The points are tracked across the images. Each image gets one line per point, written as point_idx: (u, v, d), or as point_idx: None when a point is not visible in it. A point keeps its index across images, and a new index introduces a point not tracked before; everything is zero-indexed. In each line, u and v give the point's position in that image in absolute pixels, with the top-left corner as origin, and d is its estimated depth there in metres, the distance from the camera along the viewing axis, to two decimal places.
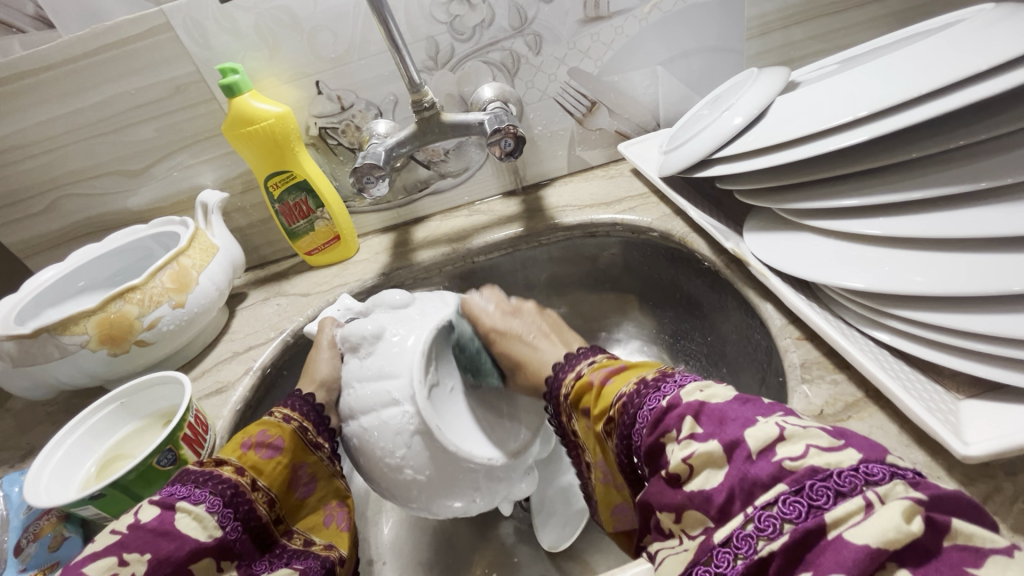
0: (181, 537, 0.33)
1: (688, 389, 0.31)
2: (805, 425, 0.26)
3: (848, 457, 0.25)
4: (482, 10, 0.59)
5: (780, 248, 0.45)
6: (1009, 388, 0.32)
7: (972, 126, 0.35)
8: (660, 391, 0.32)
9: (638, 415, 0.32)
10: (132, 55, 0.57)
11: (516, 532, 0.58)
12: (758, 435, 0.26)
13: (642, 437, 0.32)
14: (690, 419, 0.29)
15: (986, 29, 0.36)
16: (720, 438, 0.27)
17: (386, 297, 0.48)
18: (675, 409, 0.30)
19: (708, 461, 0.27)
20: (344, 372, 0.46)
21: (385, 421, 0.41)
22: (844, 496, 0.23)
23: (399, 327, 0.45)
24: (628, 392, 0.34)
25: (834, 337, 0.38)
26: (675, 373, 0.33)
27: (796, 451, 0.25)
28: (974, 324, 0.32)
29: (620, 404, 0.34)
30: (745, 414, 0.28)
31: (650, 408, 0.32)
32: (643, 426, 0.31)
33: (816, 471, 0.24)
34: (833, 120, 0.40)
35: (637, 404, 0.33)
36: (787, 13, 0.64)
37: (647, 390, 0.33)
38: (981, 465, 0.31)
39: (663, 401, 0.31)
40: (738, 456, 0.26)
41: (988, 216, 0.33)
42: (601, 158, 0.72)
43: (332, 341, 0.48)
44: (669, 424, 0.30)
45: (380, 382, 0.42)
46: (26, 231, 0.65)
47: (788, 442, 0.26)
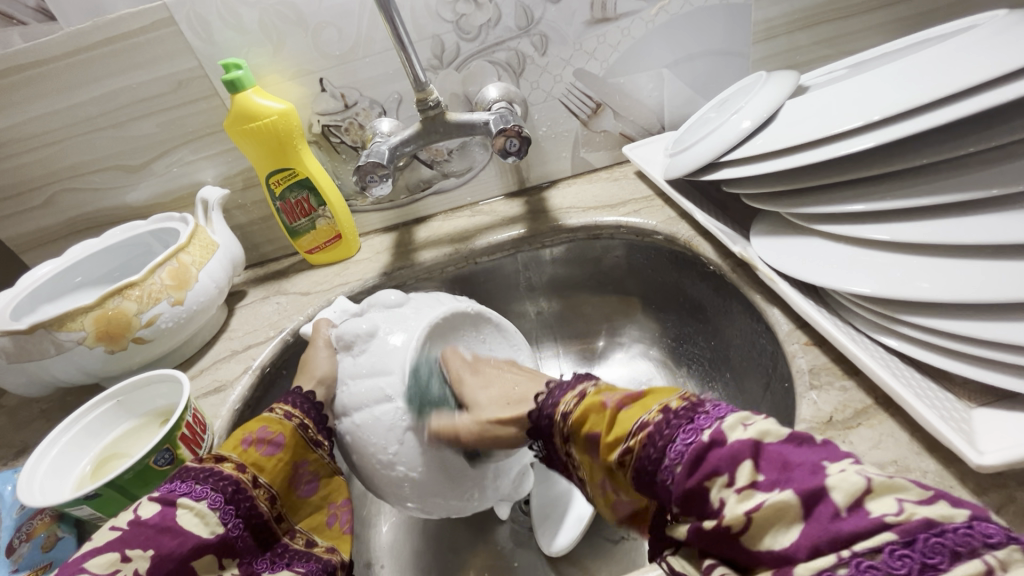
0: (183, 533, 0.33)
1: (731, 422, 0.29)
2: (891, 475, 0.25)
3: (951, 511, 0.23)
4: (488, 10, 0.59)
5: (787, 252, 0.45)
6: (1021, 397, 0.32)
7: (985, 132, 0.35)
8: (696, 424, 0.30)
9: (671, 449, 0.31)
10: (134, 49, 0.56)
11: (515, 536, 0.57)
12: (842, 485, 0.25)
13: (676, 474, 0.30)
14: (748, 465, 0.27)
15: (1000, 35, 0.36)
16: (793, 487, 0.25)
17: (381, 297, 0.47)
18: (724, 449, 0.28)
19: (780, 514, 0.25)
20: (338, 366, 0.44)
21: (378, 417, 0.40)
22: (961, 558, 0.22)
23: (394, 324, 0.44)
24: (654, 422, 0.32)
25: (843, 342, 0.38)
26: (706, 404, 0.32)
27: (891, 505, 0.24)
28: (986, 332, 0.31)
29: (644, 434, 0.32)
30: (811, 459, 0.26)
31: (686, 444, 0.30)
32: (681, 463, 0.30)
33: (928, 526, 0.23)
34: (844, 125, 0.39)
35: (668, 436, 0.31)
36: (794, 17, 0.64)
37: (680, 420, 0.31)
38: (994, 475, 0.31)
39: (702, 436, 0.30)
40: (819, 511, 0.24)
41: (1003, 223, 0.32)
42: (605, 160, 0.71)
43: (329, 341, 0.46)
44: (718, 465, 0.28)
45: (373, 378, 0.42)
46: (23, 226, 0.65)
47: (879, 496, 0.24)
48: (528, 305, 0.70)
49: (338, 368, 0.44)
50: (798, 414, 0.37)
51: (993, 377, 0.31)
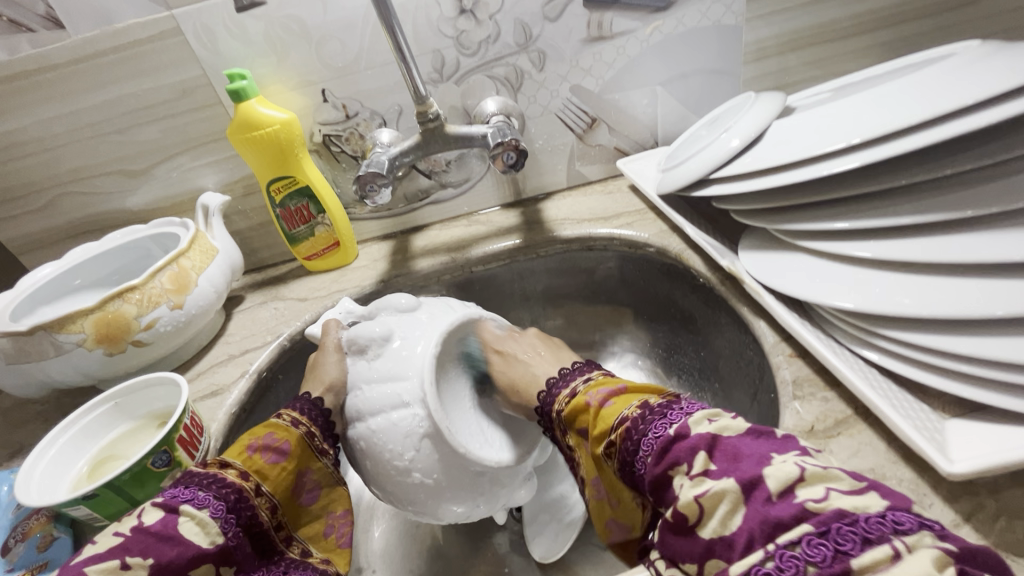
0: (183, 543, 0.34)
1: (697, 417, 0.31)
2: (825, 467, 0.26)
3: (873, 502, 0.25)
4: (488, 26, 0.60)
5: (774, 267, 0.46)
6: (992, 409, 0.33)
7: (960, 156, 0.36)
8: (668, 418, 0.32)
9: (643, 442, 0.32)
10: (140, 58, 0.58)
11: (509, 543, 0.57)
12: (777, 474, 0.26)
13: (647, 465, 0.31)
14: (702, 455, 0.29)
15: (974, 64, 0.38)
16: (737, 475, 0.27)
17: (391, 301, 0.47)
18: (684, 441, 0.30)
19: (722, 500, 0.27)
20: (348, 371, 0.45)
21: (395, 423, 0.41)
22: (871, 543, 0.23)
23: (408, 330, 0.44)
24: (632, 416, 0.34)
25: (826, 355, 0.39)
26: (681, 400, 0.33)
27: (818, 493, 0.25)
28: (961, 346, 0.33)
29: (623, 428, 0.34)
30: (759, 451, 0.28)
31: (656, 436, 0.31)
32: (650, 453, 0.31)
33: (842, 514, 0.24)
34: (828, 146, 0.41)
35: (642, 429, 0.32)
36: (783, 39, 0.66)
37: (653, 416, 0.33)
38: (965, 483, 0.32)
39: (669, 429, 0.31)
40: (756, 496, 0.26)
41: (975, 243, 0.34)
42: (600, 173, 0.73)
43: (338, 343, 0.47)
44: (678, 456, 0.30)
45: (389, 384, 0.42)
46: (23, 228, 0.65)
47: (808, 484, 0.26)
48: (523, 314, 0.71)
49: (347, 374, 0.45)
50: (782, 423, 0.38)
51: (967, 390, 0.33)
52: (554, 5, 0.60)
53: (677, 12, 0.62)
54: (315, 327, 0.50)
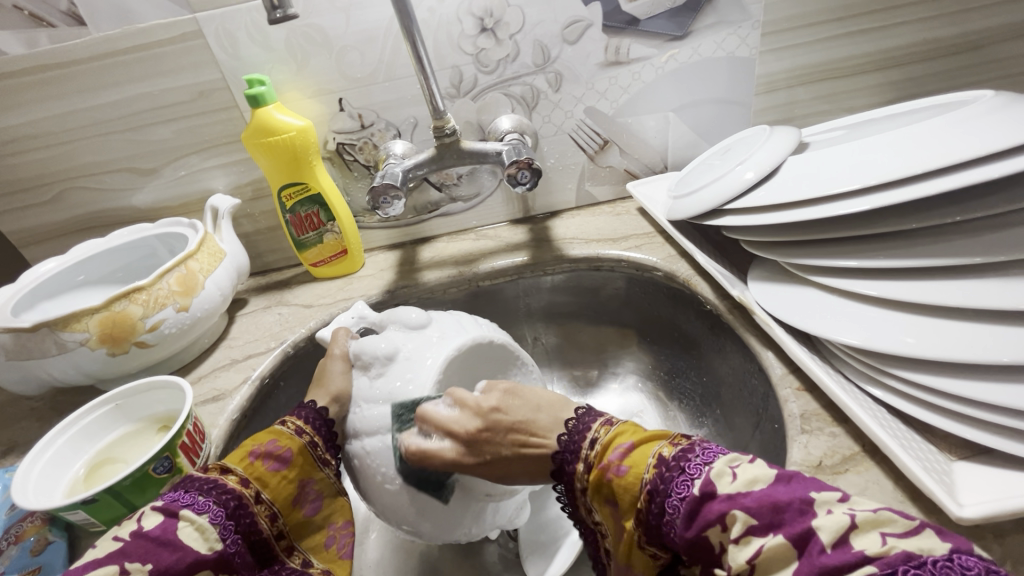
0: (182, 548, 0.33)
1: (718, 469, 0.30)
2: (875, 510, 0.26)
3: (936, 544, 0.24)
4: (508, 46, 0.61)
5: (783, 300, 0.47)
6: (999, 453, 0.34)
7: (969, 204, 0.37)
8: (688, 474, 0.31)
9: (668, 505, 0.31)
10: (159, 58, 0.58)
11: (501, 560, 0.57)
12: (827, 525, 0.26)
13: (677, 527, 0.30)
14: (740, 513, 0.28)
15: (986, 116, 0.39)
16: (785, 532, 0.26)
17: (402, 314, 0.47)
18: (717, 499, 0.29)
19: (776, 557, 0.26)
20: (353, 385, 0.45)
21: (390, 445, 0.41)
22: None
23: (415, 348, 0.44)
24: (651, 480, 0.32)
25: (833, 390, 0.40)
26: (694, 450, 0.32)
27: (874, 541, 0.25)
28: (969, 390, 0.33)
29: (645, 493, 0.32)
30: (798, 497, 0.27)
31: (680, 498, 0.30)
32: (678, 516, 0.30)
33: (909, 558, 0.24)
34: (841, 187, 0.42)
35: (664, 492, 0.31)
36: (794, 73, 0.67)
37: (672, 473, 0.31)
38: (971, 525, 0.32)
39: (693, 487, 0.30)
40: (810, 551, 0.25)
41: (986, 289, 0.35)
42: (609, 194, 0.74)
43: (346, 352, 0.46)
44: (710, 518, 0.29)
45: (388, 404, 0.42)
46: (28, 221, 0.65)
47: (861, 533, 0.25)
48: (526, 330, 0.71)
49: (353, 386, 0.45)
50: (790, 457, 0.38)
51: (974, 433, 0.33)
52: (574, 28, 0.61)
53: (693, 42, 0.64)
54: (325, 332, 0.50)
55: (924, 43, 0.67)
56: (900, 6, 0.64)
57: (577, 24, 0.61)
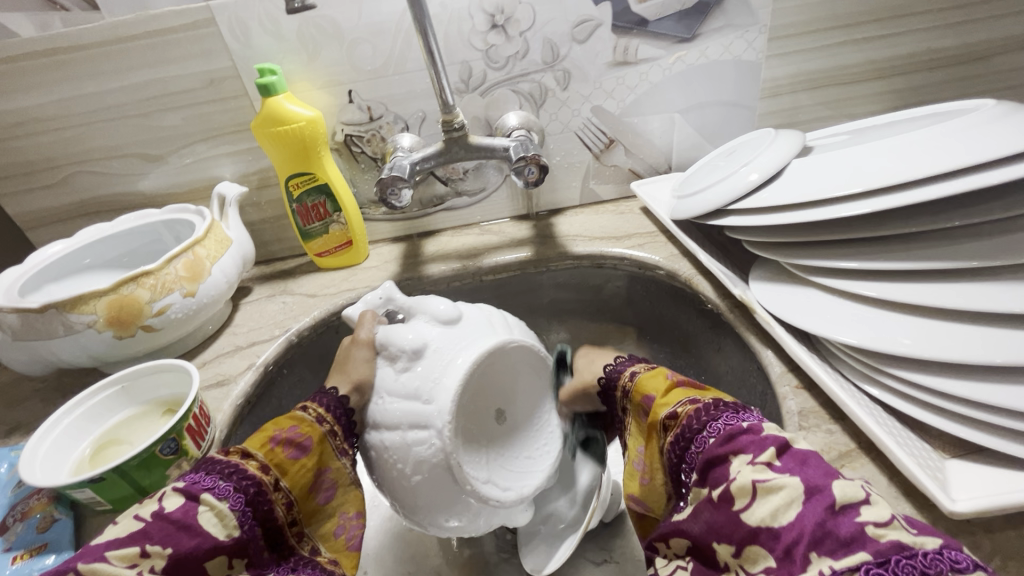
0: (202, 534, 0.34)
1: (772, 423, 0.32)
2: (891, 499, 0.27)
3: (929, 540, 0.25)
4: (517, 43, 0.62)
5: (786, 299, 0.48)
6: (991, 452, 0.35)
7: (965, 210, 0.38)
8: (741, 414, 0.33)
9: (708, 425, 0.33)
10: (171, 45, 0.58)
11: (499, 550, 0.57)
12: (845, 488, 0.27)
13: (708, 445, 0.32)
14: (771, 451, 0.30)
15: (986, 124, 0.40)
16: (803, 476, 0.28)
17: (431, 306, 0.47)
18: (757, 435, 0.31)
19: (786, 492, 0.28)
20: (377, 375, 0.45)
21: (409, 444, 0.41)
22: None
23: (445, 343, 0.44)
24: (705, 402, 0.35)
25: (831, 388, 0.41)
26: (753, 410, 0.34)
27: (882, 518, 0.26)
28: (961, 390, 0.34)
29: (692, 406, 0.35)
30: (829, 466, 0.29)
31: (726, 424, 0.32)
32: (715, 436, 0.32)
33: (902, 548, 0.24)
34: (843, 190, 0.43)
35: (712, 414, 0.34)
36: (798, 79, 0.68)
37: (728, 407, 0.34)
38: (963, 521, 0.33)
39: (742, 422, 0.32)
40: (817, 502, 0.27)
41: (983, 292, 0.36)
42: (613, 193, 0.75)
43: (372, 338, 0.47)
44: (746, 444, 0.31)
45: (411, 402, 0.42)
46: (34, 204, 0.65)
47: (874, 507, 0.26)
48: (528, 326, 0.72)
49: (375, 375, 0.45)
50: None
51: (968, 432, 0.34)
52: (583, 27, 0.62)
53: (701, 44, 0.64)
54: (352, 310, 0.51)
55: (926, 52, 0.68)
56: (904, 15, 0.65)
57: (586, 24, 0.62)
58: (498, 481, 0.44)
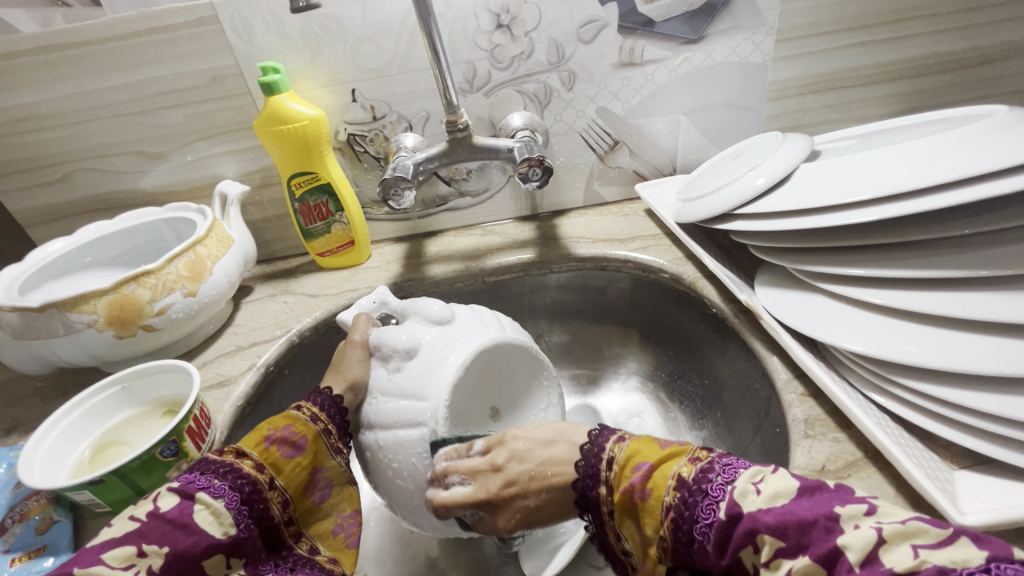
0: (198, 532, 0.34)
1: (741, 489, 0.30)
2: (903, 521, 0.26)
3: (972, 554, 0.24)
4: (523, 43, 0.61)
5: (792, 306, 0.47)
6: (999, 463, 0.34)
7: (976, 217, 0.38)
8: (711, 498, 0.31)
9: (696, 531, 0.31)
10: (174, 42, 0.58)
11: (500, 553, 0.57)
12: (855, 540, 0.26)
13: (710, 554, 0.30)
14: (767, 534, 0.28)
15: (997, 131, 0.39)
16: (811, 552, 0.27)
17: (423, 306, 0.47)
18: (741, 521, 0.29)
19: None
20: (370, 374, 0.45)
21: (400, 441, 0.41)
22: None
23: (437, 343, 0.44)
24: (673, 503, 0.32)
25: (838, 397, 0.40)
26: (714, 471, 0.32)
27: (903, 556, 0.25)
28: (971, 400, 0.34)
29: (670, 520, 0.32)
30: (822, 513, 0.27)
31: (707, 523, 0.31)
32: (708, 543, 0.30)
33: (943, 571, 0.24)
34: (851, 196, 0.42)
35: (689, 518, 0.31)
36: (804, 82, 0.68)
37: (695, 497, 0.31)
38: (971, 533, 0.33)
39: (719, 511, 0.30)
40: (840, 569, 0.26)
41: (994, 302, 0.35)
42: (616, 195, 0.74)
43: (366, 338, 0.47)
44: (740, 540, 0.29)
45: (405, 400, 0.42)
46: (35, 201, 0.64)
47: (890, 547, 0.25)
48: (530, 328, 0.71)
49: (369, 375, 0.45)
50: (793, 461, 0.39)
51: (975, 442, 0.34)
52: (589, 28, 0.61)
53: (708, 46, 0.64)
54: (346, 314, 0.50)
55: (935, 55, 0.67)
56: (912, 18, 0.64)
57: (592, 24, 0.61)
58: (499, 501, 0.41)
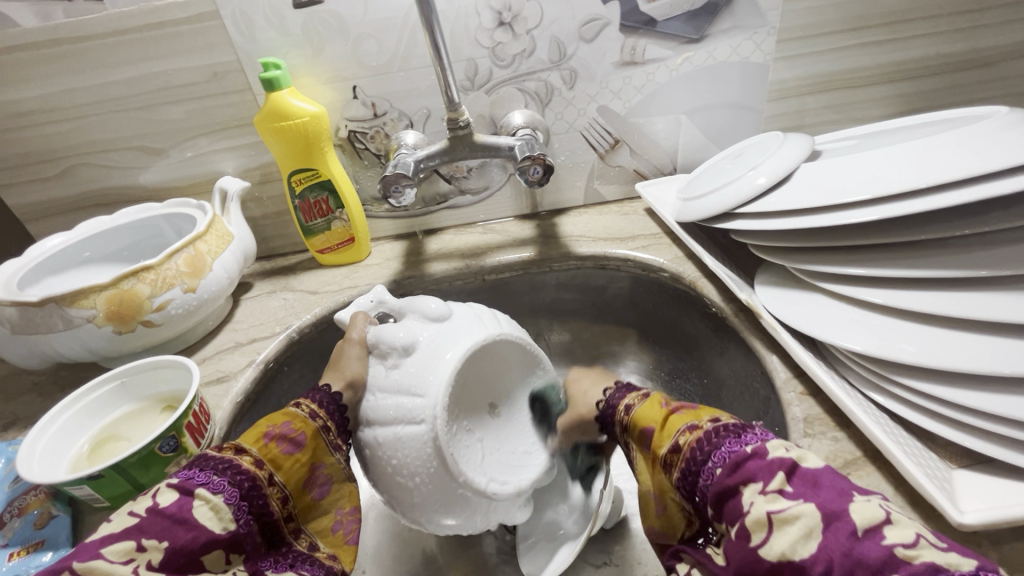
0: (197, 528, 0.34)
1: (775, 442, 0.31)
2: (911, 517, 0.26)
3: (963, 561, 0.24)
4: (524, 41, 0.61)
5: (791, 306, 0.47)
6: (998, 462, 0.35)
7: (976, 218, 0.38)
8: (743, 436, 0.31)
9: (713, 453, 0.32)
10: (174, 38, 0.57)
11: (498, 552, 0.57)
12: (864, 512, 0.26)
13: (716, 476, 0.31)
14: (782, 476, 0.29)
15: (997, 132, 0.39)
16: (818, 502, 0.27)
17: (420, 304, 0.47)
18: (763, 460, 0.30)
19: (801, 522, 0.27)
20: (368, 371, 0.45)
21: (399, 439, 0.41)
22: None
23: (434, 341, 0.44)
24: (704, 428, 0.33)
25: (838, 396, 0.40)
26: (755, 426, 0.33)
27: (907, 539, 0.25)
28: (969, 400, 0.34)
29: (695, 435, 0.33)
30: (841, 485, 0.28)
31: (729, 449, 0.31)
32: (721, 464, 0.31)
33: (934, 567, 0.24)
34: (849, 197, 0.43)
35: (714, 442, 0.32)
36: (805, 82, 0.68)
37: (728, 431, 0.32)
38: (969, 532, 0.33)
39: (746, 447, 0.31)
40: (839, 527, 0.26)
41: (994, 302, 0.35)
42: (617, 193, 0.74)
43: (363, 337, 0.47)
44: (755, 472, 0.29)
45: (404, 397, 0.42)
46: (34, 196, 0.64)
47: (896, 528, 0.26)
48: (530, 326, 0.71)
49: (368, 372, 0.45)
50: None
51: (973, 441, 0.34)
52: (591, 26, 0.61)
53: (709, 45, 0.64)
54: (343, 313, 0.50)
55: (935, 56, 0.67)
56: (912, 19, 0.64)
57: (594, 22, 0.61)
58: (497, 477, 0.45)
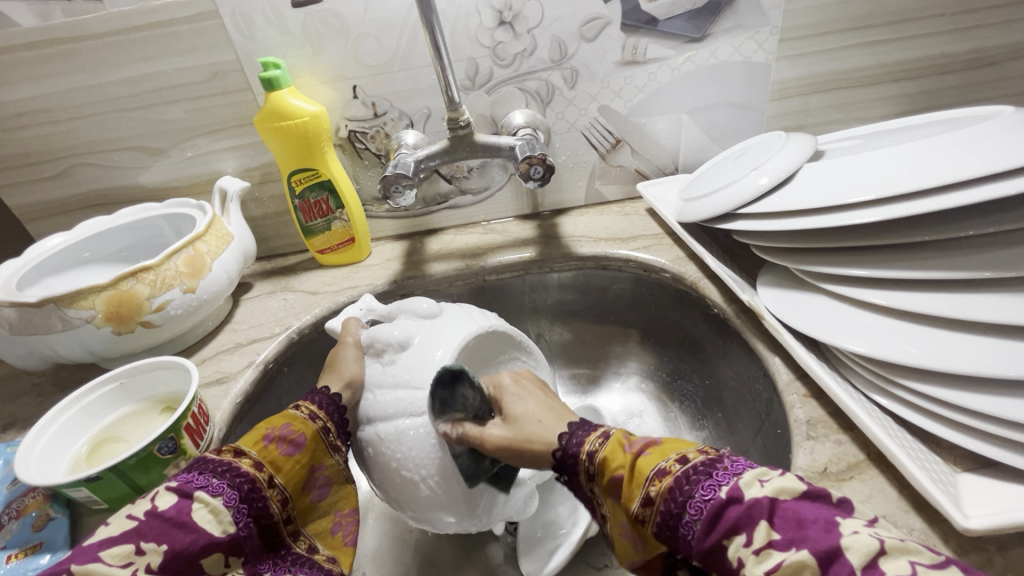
0: (197, 531, 0.33)
1: (746, 479, 0.30)
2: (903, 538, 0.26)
3: None
4: (525, 41, 0.61)
5: (795, 306, 0.47)
6: (1003, 466, 0.34)
7: (980, 219, 0.38)
8: (715, 479, 0.31)
9: (689, 504, 0.31)
10: (174, 37, 0.57)
11: (503, 556, 0.57)
12: (855, 546, 0.26)
13: (696, 532, 0.30)
14: (764, 524, 0.28)
15: (1002, 133, 0.39)
16: (808, 546, 0.27)
17: (412, 305, 0.47)
18: (740, 506, 0.29)
19: (798, 572, 0.26)
20: (365, 371, 0.45)
21: (402, 433, 0.41)
22: None
23: (427, 337, 0.44)
24: (675, 472, 0.32)
25: (841, 398, 0.40)
26: (724, 460, 0.32)
27: (903, 568, 0.25)
28: (974, 403, 0.34)
29: (665, 485, 0.32)
30: (823, 517, 0.28)
31: (704, 500, 0.30)
32: (699, 519, 0.30)
33: None
34: (851, 198, 0.42)
35: (687, 490, 0.31)
36: (807, 82, 0.67)
37: (699, 475, 0.32)
38: (974, 537, 0.33)
39: (719, 492, 0.30)
40: (836, 570, 0.26)
41: (1000, 304, 0.35)
42: (618, 193, 0.74)
43: (358, 339, 0.47)
44: (736, 523, 0.29)
45: (403, 391, 0.42)
46: (34, 197, 0.64)
47: (890, 558, 0.25)
48: (530, 326, 0.71)
49: (366, 372, 0.45)
50: (795, 462, 0.39)
51: (978, 445, 0.34)
52: (592, 26, 0.61)
53: (711, 45, 0.63)
54: (336, 320, 0.50)
55: (939, 56, 0.67)
56: (916, 19, 0.64)
57: (595, 22, 0.61)
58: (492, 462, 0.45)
